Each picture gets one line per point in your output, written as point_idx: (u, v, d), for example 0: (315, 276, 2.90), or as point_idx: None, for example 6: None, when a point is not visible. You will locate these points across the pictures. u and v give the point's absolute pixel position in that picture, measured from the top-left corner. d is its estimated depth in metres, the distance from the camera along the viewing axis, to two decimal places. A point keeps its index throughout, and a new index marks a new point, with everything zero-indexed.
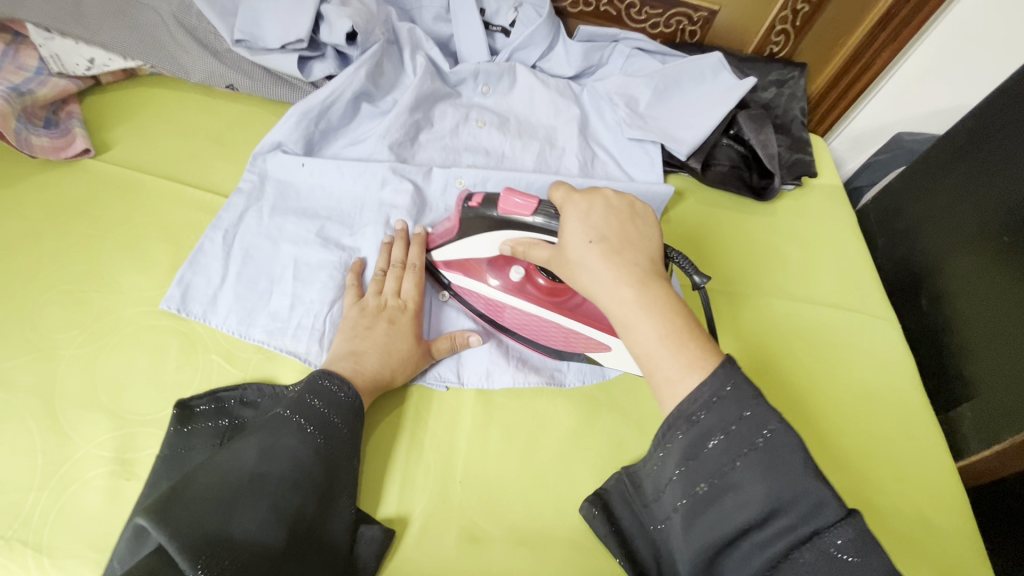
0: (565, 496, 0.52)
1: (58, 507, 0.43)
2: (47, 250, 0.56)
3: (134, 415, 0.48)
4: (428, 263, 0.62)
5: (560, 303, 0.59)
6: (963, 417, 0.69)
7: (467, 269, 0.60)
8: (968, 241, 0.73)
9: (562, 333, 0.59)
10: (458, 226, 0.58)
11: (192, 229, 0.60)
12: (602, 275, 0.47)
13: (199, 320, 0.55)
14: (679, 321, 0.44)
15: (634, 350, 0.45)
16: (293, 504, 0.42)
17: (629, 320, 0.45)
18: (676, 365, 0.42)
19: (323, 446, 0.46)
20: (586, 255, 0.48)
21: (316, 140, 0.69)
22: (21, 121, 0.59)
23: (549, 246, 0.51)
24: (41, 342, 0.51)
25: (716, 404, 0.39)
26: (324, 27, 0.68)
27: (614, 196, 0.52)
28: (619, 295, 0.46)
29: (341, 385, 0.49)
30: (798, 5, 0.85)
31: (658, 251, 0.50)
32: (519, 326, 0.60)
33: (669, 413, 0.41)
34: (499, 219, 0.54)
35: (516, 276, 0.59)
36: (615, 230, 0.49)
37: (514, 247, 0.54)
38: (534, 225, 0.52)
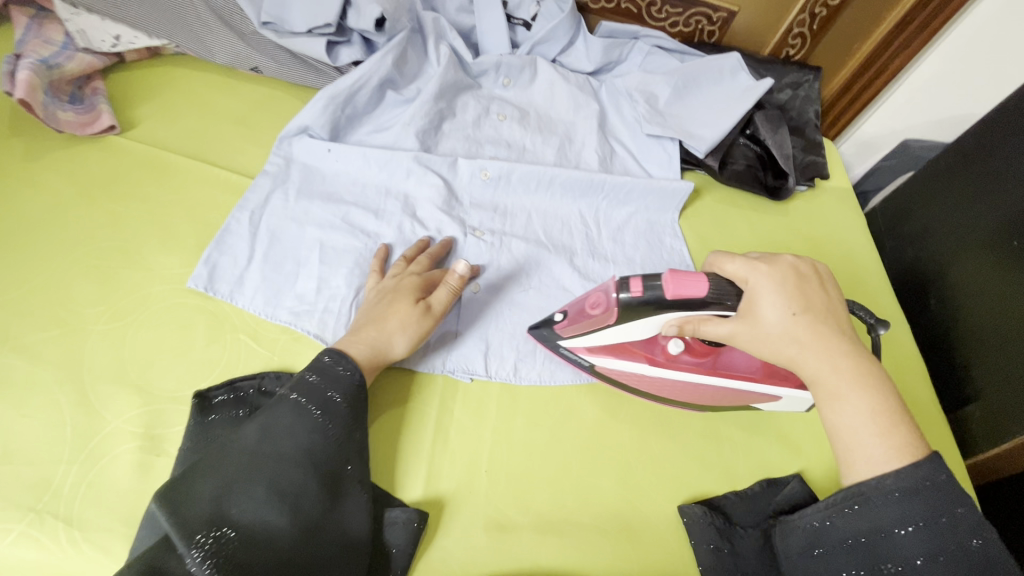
0: (588, 483, 0.53)
1: (89, 480, 0.43)
2: (73, 226, 0.56)
3: (163, 392, 0.48)
4: (563, 350, 0.57)
5: (712, 364, 0.56)
6: (970, 415, 0.71)
7: (618, 349, 0.56)
8: (979, 244, 0.74)
9: (726, 393, 0.56)
10: (615, 317, 0.51)
11: (219, 210, 0.60)
12: (813, 348, 0.46)
13: (225, 299, 0.54)
14: (890, 396, 0.45)
15: (833, 421, 0.45)
16: (292, 482, 0.42)
17: (841, 390, 0.45)
18: (881, 444, 0.44)
19: (322, 422, 0.45)
20: (790, 328, 0.46)
21: (341, 125, 0.69)
22: (48, 95, 0.59)
23: (725, 319, 0.48)
24: (68, 317, 0.50)
25: (914, 493, 0.42)
26: (352, 12, 0.68)
27: (799, 260, 0.50)
28: (832, 366, 0.45)
29: (341, 361, 0.48)
30: (816, 9, 0.87)
31: (849, 316, 0.49)
32: (674, 394, 0.57)
33: (857, 483, 0.44)
34: (667, 303, 0.49)
35: (674, 348, 0.56)
36: (816, 299, 0.47)
37: (680, 327, 0.50)
38: (710, 302, 0.48)
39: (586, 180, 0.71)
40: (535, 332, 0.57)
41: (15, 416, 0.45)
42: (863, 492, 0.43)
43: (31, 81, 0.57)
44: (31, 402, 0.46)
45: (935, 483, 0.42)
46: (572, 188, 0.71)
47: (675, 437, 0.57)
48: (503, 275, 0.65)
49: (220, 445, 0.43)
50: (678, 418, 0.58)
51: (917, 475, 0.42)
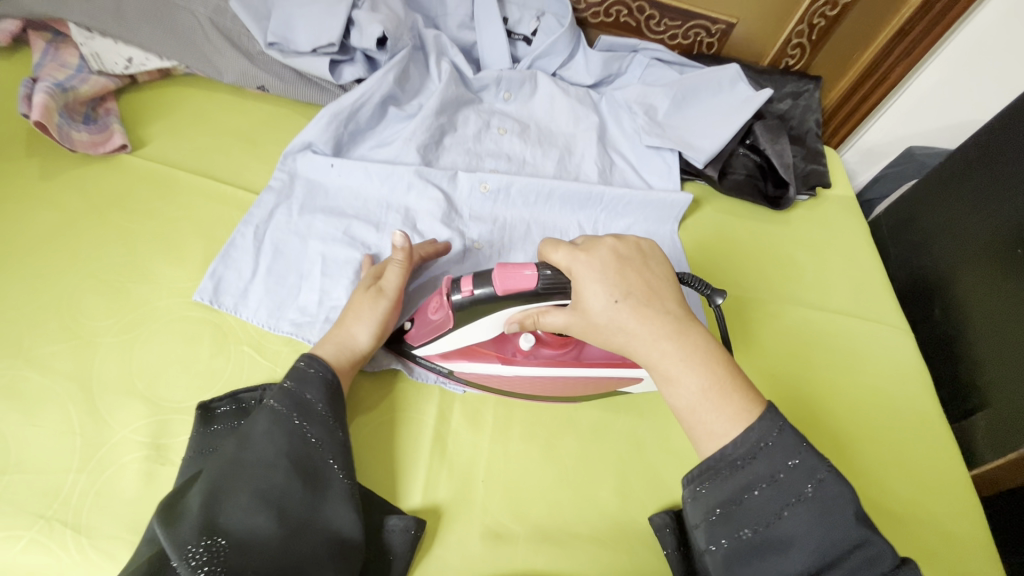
0: (586, 492, 0.54)
1: (96, 489, 0.45)
2: (85, 242, 0.58)
3: (169, 403, 0.50)
4: (420, 358, 0.57)
5: (567, 356, 0.56)
6: (976, 426, 0.70)
7: (471, 352, 0.56)
8: (983, 252, 0.73)
9: (594, 383, 0.57)
10: (451, 318, 0.52)
11: (226, 225, 0.62)
12: (639, 333, 0.46)
13: (230, 312, 0.56)
14: (720, 368, 0.45)
15: (675, 404, 0.45)
16: (274, 484, 0.42)
17: (673, 372, 0.45)
18: (719, 419, 0.43)
19: (299, 425, 0.46)
20: (615, 314, 0.46)
21: (345, 141, 0.71)
22: (63, 117, 0.61)
23: (561, 310, 0.49)
24: (79, 330, 0.52)
25: (753, 452, 0.41)
26: (355, 32, 0.70)
27: (620, 243, 0.49)
28: (658, 349, 0.45)
29: (312, 362, 0.49)
30: (814, 20, 0.87)
31: (679, 293, 0.49)
32: (551, 391, 0.57)
33: (709, 457, 0.43)
34: (500, 298, 0.50)
35: (526, 343, 0.56)
36: (637, 280, 0.47)
37: (522, 321, 0.51)
38: (539, 293, 0.49)
39: (585, 192, 0.72)
40: (394, 348, 0.57)
41: (27, 426, 0.47)
42: (715, 467, 0.42)
43: (47, 104, 0.59)
44: (42, 413, 0.47)
45: (769, 442, 0.41)
46: (571, 200, 0.72)
47: (672, 447, 0.57)
48: None
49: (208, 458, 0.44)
50: (674, 428, 0.59)
51: (752, 438, 0.42)
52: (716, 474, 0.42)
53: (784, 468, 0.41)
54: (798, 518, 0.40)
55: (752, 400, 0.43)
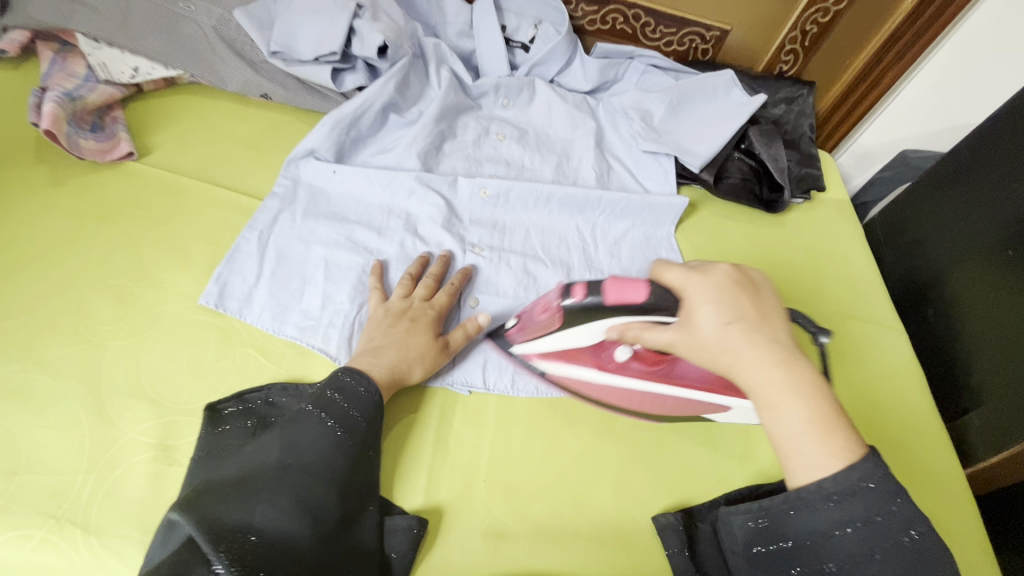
0: (584, 491, 0.55)
1: (105, 489, 0.46)
2: (93, 247, 0.59)
3: (176, 405, 0.51)
4: (517, 357, 0.60)
5: (667, 375, 0.56)
6: (970, 424, 0.71)
7: (567, 355, 0.57)
8: (976, 253, 0.74)
9: (679, 404, 0.58)
10: (557, 320, 0.54)
11: (230, 230, 0.63)
12: (749, 357, 0.45)
13: (235, 315, 0.57)
14: (826, 403, 0.44)
15: (772, 429, 0.45)
16: (314, 493, 0.43)
17: (774, 400, 0.45)
18: (818, 452, 0.43)
19: (342, 437, 0.47)
20: (725, 337, 0.46)
21: (346, 148, 0.72)
22: (71, 125, 0.62)
23: (669, 327, 0.49)
24: (88, 334, 0.53)
25: (855, 494, 0.42)
26: (356, 40, 0.72)
27: (734, 269, 0.50)
28: (766, 375, 0.45)
29: (360, 380, 0.50)
30: (807, 26, 0.89)
31: (786, 324, 0.49)
32: (630, 403, 0.58)
33: (801, 489, 0.43)
34: (609, 308, 0.51)
35: (622, 355, 0.55)
36: (751, 306, 0.47)
37: (622, 331, 0.51)
38: (651, 308, 0.50)
39: (582, 196, 0.73)
40: (495, 341, 0.61)
41: (36, 428, 0.48)
42: (806, 496, 0.43)
43: (55, 113, 0.61)
44: (52, 415, 0.48)
45: (870, 485, 0.42)
46: (569, 204, 0.74)
47: (668, 447, 0.58)
48: (501, 288, 0.67)
49: (242, 460, 0.44)
50: (672, 429, 0.60)
51: (853, 478, 0.42)
52: (804, 505, 0.44)
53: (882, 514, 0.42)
54: (885, 565, 0.41)
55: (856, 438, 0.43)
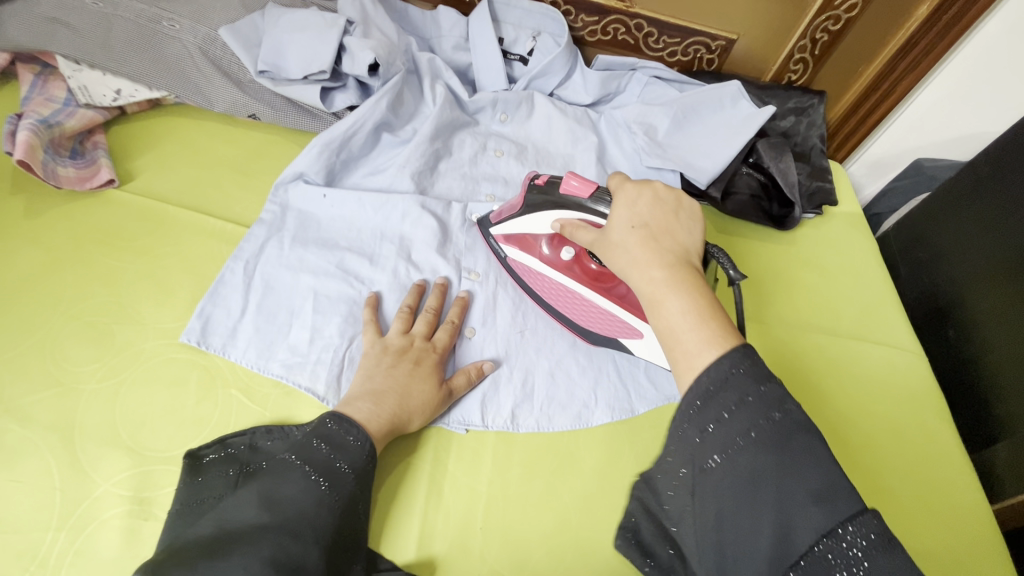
0: (587, 539, 0.51)
1: (76, 548, 0.43)
2: (70, 281, 0.56)
3: (153, 453, 0.48)
4: (491, 239, 0.66)
5: (609, 290, 0.60)
6: (997, 457, 0.67)
7: (524, 244, 0.63)
8: (999, 272, 0.71)
9: (601, 316, 0.60)
10: (523, 200, 0.60)
11: (215, 260, 0.60)
12: (637, 254, 0.46)
13: (218, 353, 0.54)
14: (708, 302, 0.42)
15: (658, 326, 0.43)
16: (291, 553, 0.40)
17: (659, 295, 0.43)
18: (697, 340, 0.40)
19: (325, 491, 0.44)
20: (626, 239, 0.48)
21: (337, 170, 0.69)
22: (48, 152, 0.60)
23: (594, 229, 0.53)
24: (61, 376, 0.50)
25: (723, 381, 0.36)
26: (346, 58, 0.69)
27: (663, 189, 0.52)
28: (649, 270, 0.45)
29: (350, 428, 0.48)
30: (817, 34, 0.85)
31: (699, 242, 0.49)
32: (560, 303, 0.62)
33: (685, 386, 0.39)
34: (558, 198, 0.57)
35: (566, 255, 0.61)
36: (659, 218, 0.49)
37: (563, 226, 0.56)
38: (587, 206, 0.55)
39: None
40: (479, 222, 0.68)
41: (6, 481, 0.45)
42: (682, 398, 0.38)
43: (31, 140, 0.58)
44: (22, 466, 0.46)
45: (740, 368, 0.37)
46: None
47: None
48: (500, 316, 0.64)
49: (219, 516, 0.42)
50: None
51: (722, 360, 0.37)
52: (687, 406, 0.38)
53: (753, 395, 0.36)
54: (756, 450, 0.34)
55: (730, 325, 0.40)
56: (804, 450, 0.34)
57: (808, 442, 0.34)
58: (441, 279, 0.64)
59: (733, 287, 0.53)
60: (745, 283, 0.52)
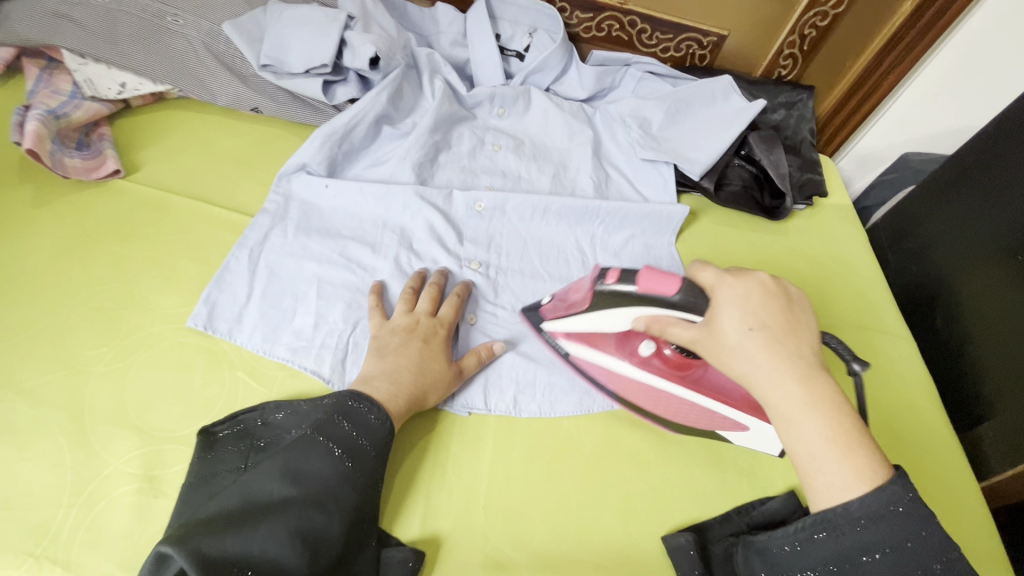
0: (588, 516, 0.53)
1: (87, 524, 0.44)
2: (78, 268, 0.57)
3: (162, 432, 0.49)
4: (546, 335, 0.61)
5: (688, 378, 0.58)
6: (983, 436, 0.69)
7: (590, 339, 0.60)
8: (984, 258, 0.73)
9: (697, 411, 0.57)
10: (588, 299, 0.57)
11: (220, 248, 0.62)
12: (765, 366, 0.44)
13: (225, 338, 0.55)
14: (847, 420, 0.43)
15: (791, 445, 0.43)
16: (316, 525, 0.42)
17: (793, 415, 0.43)
18: (840, 471, 0.42)
19: (349, 467, 0.46)
20: (745, 342, 0.46)
21: (339, 161, 0.71)
22: (55, 143, 0.61)
23: (691, 325, 0.49)
24: (70, 360, 0.51)
25: (879, 520, 0.41)
26: (348, 52, 0.71)
27: (768, 278, 0.49)
28: (783, 388, 0.43)
29: (371, 407, 0.49)
30: (805, 30, 0.88)
31: (814, 339, 0.48)
32: (648, 403, 0.58)
33: (827, 512, 0.42)
34: (638, 295, 0.54)
35: (645, 349, 0.59)
36: (778, 317, 0.46)
37: (649, 323, 0.53)
38: (675, 304, 0.51)
39: (580, 207, 0.72)
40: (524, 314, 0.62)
41: (18, 460, 0.46)
42: (835, 522, 0.42)
43: (39, 131, 0.59)
44: (33, 445, 0.47)
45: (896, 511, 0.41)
46: (566, 215, 0.72)
47: (672, 468, 0.57)
48: (501, 304, 0.65)
49: (243, 489, 0.43)
50: (676, 449, 0.58)
51: (884, 502, 0.41)
52: (831, 527, 0.42)
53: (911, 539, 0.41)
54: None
55: (880, 459, 0.42)
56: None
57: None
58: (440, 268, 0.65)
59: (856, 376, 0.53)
60: (870, 370, 0.53)
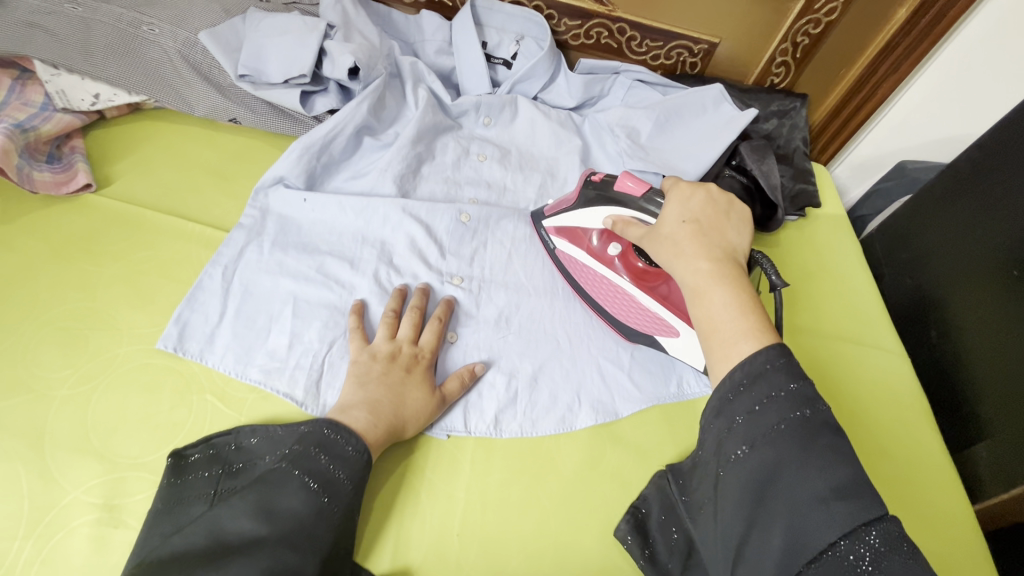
0: (567, 543, 0.51)
1: (43, 556, 0.43)
2: (44, 286, 0.56)
3: (125, 459, 0.47)
4: (542, 230, 0.68)
5: (652, 289, 0.61)
6: (977, 456, 0.67)
7: (573, 236, 0.65)
8: (979, 273, 0.71)
9: (644, 314, 0.61)
10: (577, 195, 0.63)
11: (193, 265, 0.60)
12: (687, 247, 0.50)
13: (195, 359, 0.54)
14: (750, 296, 0.47)
15: (699, 315, 0.48)
16: (288, 564, 0.41)
17: (703, 287, 0.48)
18: (735, 330, 0.45)
19: (326, 502, 0.45)
20: (678, 231, 0.52)
21: (318, 173, 0.69)
22: (24, 157, 0.59)
23: (645, 223, 0.57)
24: (32, 383, 0.50)
25: (756, 376, 0.41)
26: (327, 61, 0.69)
27: (717, 190, 0.56)
28: (698, 265, 0.49)
29: (349, 438, 0.48)
30: (798, 38, 0.86)
31: (745, 242, 0.53)
32: (604, 296, 0.63)
33: (720, 371, 0.44)
34: (612, 196, 0.60)
35: (613, 251, 0.63)
36: (711, 217, 0.53)
37: (615, 222, 0.59)
38: (639, 205, 0.58)
39: None
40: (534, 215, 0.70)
41: None
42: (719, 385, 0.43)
43: (6, 145, 0.58)
44: None
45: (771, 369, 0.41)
46: None
47: None
48: (482, 318, 0.64)
49: (213, 524, 0.42)
50: (659, 472, 0.56)
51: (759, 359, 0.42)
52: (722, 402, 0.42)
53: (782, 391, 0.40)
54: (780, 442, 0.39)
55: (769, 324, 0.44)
56: (825, 447, 0.38)
57: (830, 441, 0.38)
58: (420, 285, 0.63)
59: (776, 292, 0.55)
60: (786, 290, 0.55)
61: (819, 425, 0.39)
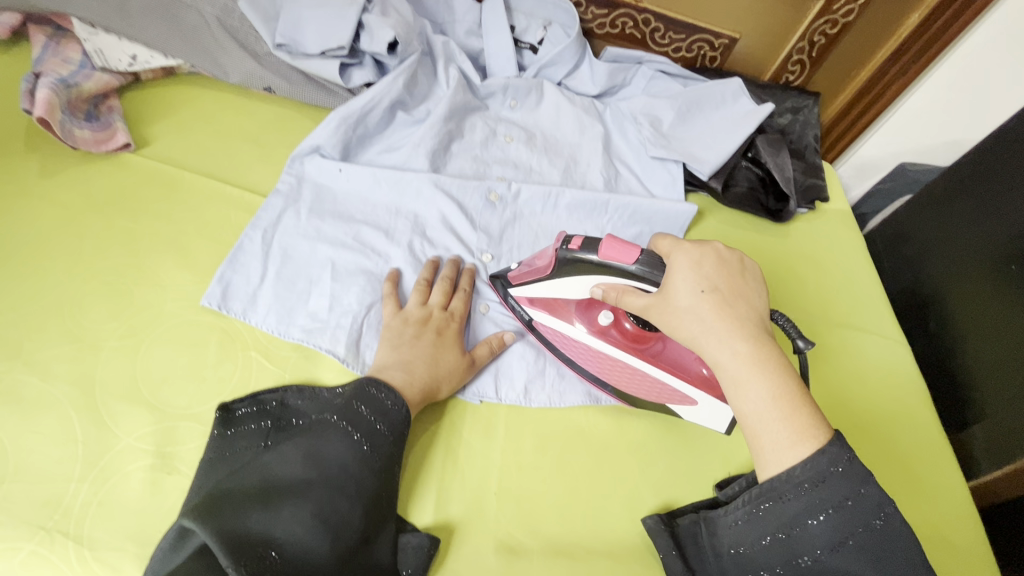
0: (599, 505, 0.54)
1: (99, 498, 0.44)
2: (87, 241, 0.56)
3: (175, 410, 0.49)
4: (510, 298, 0.62)
5: (647, 352, 0.60)
6: (973, 438, 0.72)
7: (553, 307, 0.61)
8: (977, 269, 0.75)
9: (648, 382, 0.59)
10: (552, 265, 0.57)
11: (233, 228, 0.61)
12: (714, 328, 0.47)
13: (238, 317, 0.55)
14: (791, 383, 0.45)
15: (741, 408, 0.46)
16: (336, 508, 0.42)
17: (741, 376, 0.46)
18: (786, 431, 0.44)
19: (367, 451, 0.46)
20: (696, 304, 0.48)
21: (352, 145, 0.70)
22: (65, 113, 0.60)
23: (645, 294, 0.51)
24: (81, 333, 0.51)
25: (823, 481, 0.42)
26: (365, 35, 0.70)
27: (725, 248, 0.52)
28: (731, 351, 0.46)
29: (389, 394, 0.50)
30: (815, 37, 0.89)
31: (762, 302, 0.51)
32: (610, 373, 0.59)
33: (776, 478, 0.43)
34: (598, 264, 0.54)
35: (603, 320, 0.62)
36: (730, 283, 0.50)
37: (607, 291, 0.55)
38: (633, 273, 0.52)
39: (591, 201, 0.73)
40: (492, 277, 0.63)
41: (29, 432, 0.46)
42: (777, 486, 0.43)
43: (50, 100, 0.58)
44: (45, 418, 0.47)
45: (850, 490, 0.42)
46: (577, 208, 0.74)
47: (678, 466, 0.57)
48: None
49: (264, 469, 0.43)
50: (685, 443, 0.59)
51: (824, 461, 0.42)
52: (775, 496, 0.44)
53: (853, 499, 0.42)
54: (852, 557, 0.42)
55: (821, 420, 0.44)
56: (896, 560, 0.42)
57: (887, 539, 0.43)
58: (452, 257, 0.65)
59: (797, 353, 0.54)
60: (814, 348, 0.54)
61: (886, 531, 0.42)
